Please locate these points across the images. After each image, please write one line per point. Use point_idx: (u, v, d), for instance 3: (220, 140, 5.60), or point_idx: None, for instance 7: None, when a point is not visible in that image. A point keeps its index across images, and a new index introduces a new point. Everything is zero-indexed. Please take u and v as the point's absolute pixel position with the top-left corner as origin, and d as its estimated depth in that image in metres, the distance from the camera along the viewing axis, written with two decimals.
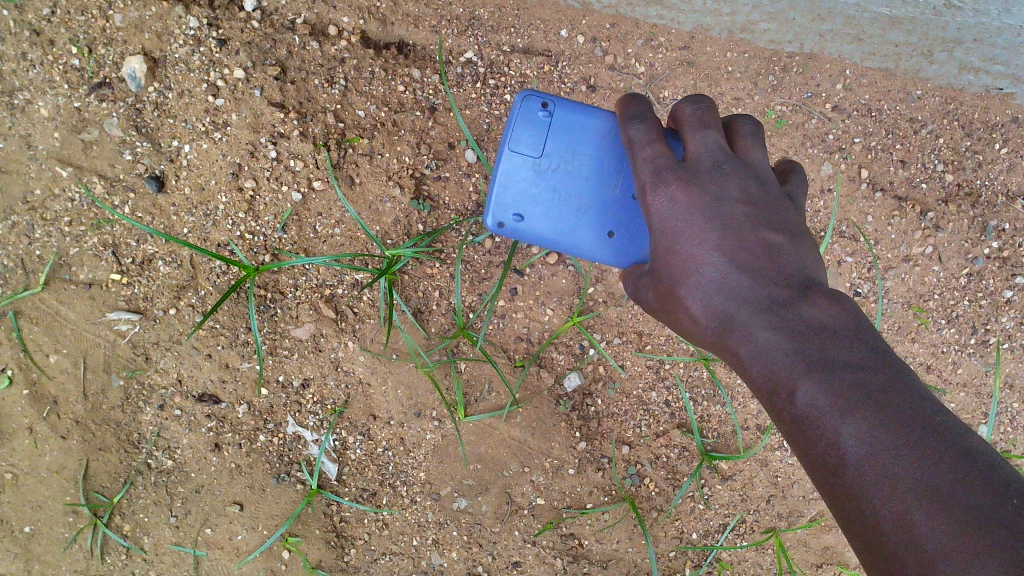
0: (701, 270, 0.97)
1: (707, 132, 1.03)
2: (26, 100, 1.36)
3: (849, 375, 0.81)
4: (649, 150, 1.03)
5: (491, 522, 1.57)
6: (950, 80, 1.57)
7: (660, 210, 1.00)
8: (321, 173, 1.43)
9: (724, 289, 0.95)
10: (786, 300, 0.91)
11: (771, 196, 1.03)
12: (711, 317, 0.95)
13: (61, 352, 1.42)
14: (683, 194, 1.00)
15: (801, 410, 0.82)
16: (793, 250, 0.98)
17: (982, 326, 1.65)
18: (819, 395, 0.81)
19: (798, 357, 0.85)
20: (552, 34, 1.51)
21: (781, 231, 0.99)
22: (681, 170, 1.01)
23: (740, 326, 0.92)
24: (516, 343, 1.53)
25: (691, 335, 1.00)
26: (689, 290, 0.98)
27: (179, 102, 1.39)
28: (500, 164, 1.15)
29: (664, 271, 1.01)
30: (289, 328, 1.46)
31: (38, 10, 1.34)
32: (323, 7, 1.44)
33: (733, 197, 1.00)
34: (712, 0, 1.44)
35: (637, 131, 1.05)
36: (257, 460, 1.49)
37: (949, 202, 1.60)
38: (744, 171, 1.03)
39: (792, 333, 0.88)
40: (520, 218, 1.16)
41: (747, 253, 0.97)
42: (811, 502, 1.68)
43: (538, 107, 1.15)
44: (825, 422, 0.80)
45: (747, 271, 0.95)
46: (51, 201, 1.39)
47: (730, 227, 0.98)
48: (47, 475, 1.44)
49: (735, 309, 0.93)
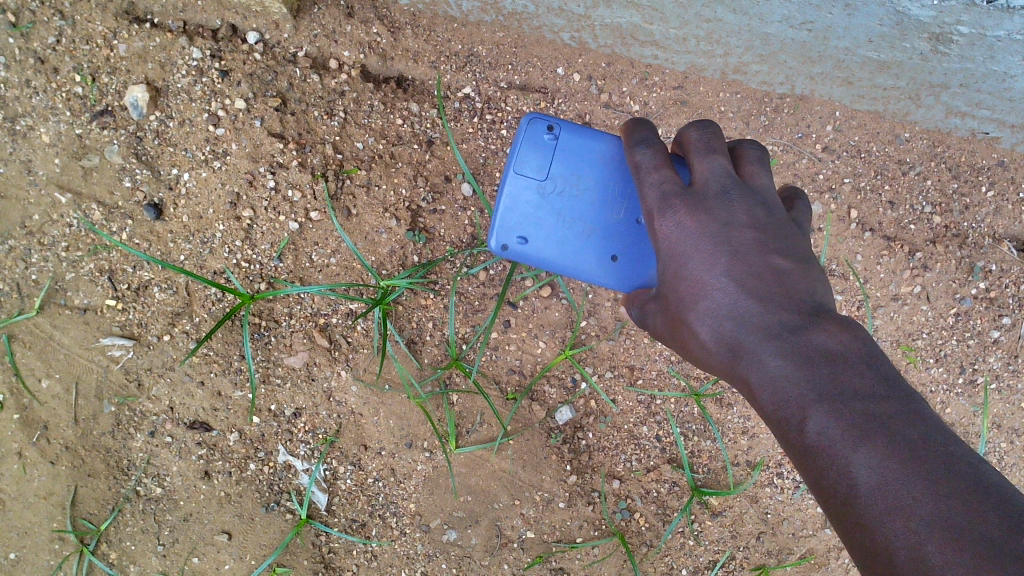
0: (710, 295, 0.98)
1: (713, 158, 1.05)
2: (27, 126, 1.38)
3: (859, 405, 0.82)
4: (656, 175, 1.05)
5: (480, 555, 1.56)
6: (937, 124, 1.58)
7: (668, 234, 1.02)
8: (318, 204, 1.44)
9: (734, 315, 0.96)
10: (795, 326, 0.93)
11: (779, 221, 1.04)
12: (721, 342, 0.97)
13: (53, 378, 1.42)
14: (691, 219, 1.02)
15: (810, 439, 0.83)
16: (803, 276, 0.99)
17: (969, 366, 1.67)
18: (830, 424, 0.82)
19: (808, 384, 0.86)
20: (550, 71, 1.55)
21: (790, 256, 1.01)
22: (687, 196, 1.03)
23: (750, 352, 0.94)
24: (508, 375, 1.54)
25: (700, 360, 1.02)
26: (699, 315, 0.99)
27: (180, 131, 1.41)
28: (505, 186, 1.17)
29: (673, 296, 1.03)
30: (282, 356, 1.46)
31: (43, 38, 1.37)
32: (325, 41, 1.47)
33: (741, 222, 1.01)
34: (705, 43, 1.45)
35: (643, 156, 1.07)
36: (247, 489, 1.49)
37: (937, 242, 1.62)
38: (752, 196, 1.04)
39: (802, 360, 0.89)
40: (524, 241, 1.17)
41: (755, 278, 0.98)
42: (801, 539, 1.68)
43: (544, 131, 1.17)
44: (836, 451, 0.80)
45: (756, 297, 0.96)
46: (49, 226, 1.40)
47: (738, 252, 0.99)
48: (35, 501, 1.43)
49: (745, 335, 0.95)
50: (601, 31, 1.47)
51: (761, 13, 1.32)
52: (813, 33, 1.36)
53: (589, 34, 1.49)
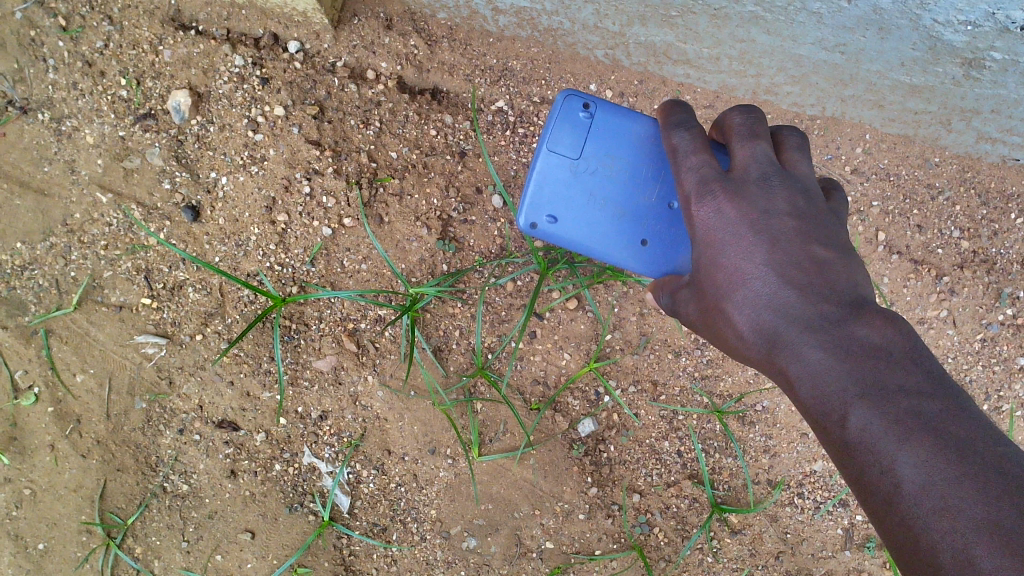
0: (749, 283, 0.98)
1: (755, 144, 1.05)
2: (73, 127, 1.43)
3: (906, 403, 0.82)
4: (694, 158, 1.05)
5: (500, 564, 1.58)
6: (968, 149, 1.58)
7: (707, 221, 1.02)
8: (351, 211, 1.47)
9: (772, 305, 0.96)
10: (837, 318, 0.92)
11: (818, 211, 1.04)
12: (759, 332, 0.96)
13: (87, 373, 1.46)
14: (730, 206, 1.02)
15: (852, 434, 0.83)
16: (844, 267, 0.99)
17: (994, 392, 1.69)
18: (874, 420, 0.82)
19: (851, 379, 0.86)
20: (582, 87, 1.57)
21: (830, 247, 1.01)
22: (727, 182, 1.03)
23: (789, 344, 0.93)
24: (532, 386, 1.55)
25: (735, 349, 1.01)
26: (736, 303, 0.99)
27: (220, 136, 1.45)
28: (537, 162, 1.19)
29: (708, 284, 1.03)
30: (311, 359, 1.48)
31: (92, 43, 1.42)
32: (363, 52, 1.50)
33: (782, 212, 1.01)
34: (737, 63, 1.47)
35: (680, 139, 1.07)
36: (271, 489, 1.51)
37: (964, 267, 1.64)
38: (791, 185, 1.04)
39: (845, 353, 0.88)
40: (553, 219, 1.19)
41: (796, 268, 0.98)
42: (821, 560, 1.68)
43: (579, 108, 1.19)
44: (880, 449, 0.80)
45: (797, 287, 0.96)
46: (89, 225, 1.44)
47: (778, 241, 0.99)
48: (66, 493, 1.47)
49: (784, 324, 0.94)
50: (634, 49, 1.49)
51: (794, 34, 1.33)
52: (845, 56, 1.37)
53: (623, 51, 1.50)
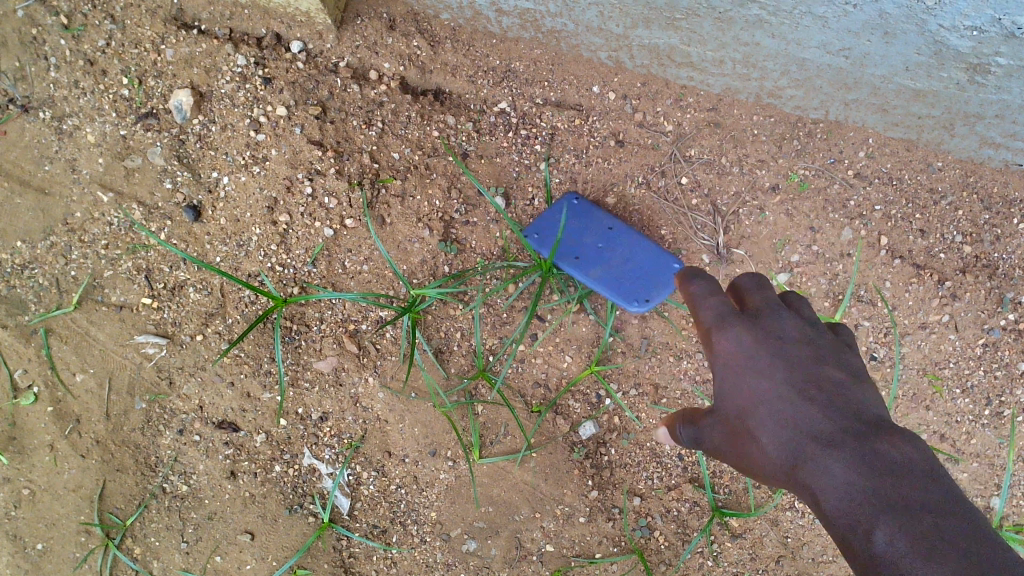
0: (770, 404, 0.96)
1: (767, 292, 1.06)
2: (74, 126, 1.42)
3: (930, 520, 0.78)
4: (710, 299, 1.08)
5: (500, 567, 1.57)
6: (969, 154, 1.59)
7: (725, 352, 1.02)
8: (353, 212, 1.46)
9: (796, 425, 0.94)
10: (860, 433, 0.90)
11: (832, 341, 1.04)
12: (783, 453, 0.93)
13: (87, 372, 1.46)
14: (748, 334, 1.01)
15: (876, 550, 0.79)
16: (858, 387, 0.98)
17: (996, 398, 1.69)
18: (900, 536, 0.78)
19: (877, 497, 0.83)
20: (584, 89, 1.57)
21: (845, 369, 1.00)
22: (744, 317, 1.04)
23: (815, 460, 0.90)
24: (533, 389, 1.55)
25: (759, 474, 0.97)
26: (760, 426, 0.96)
27: (222, 135, 1.44)
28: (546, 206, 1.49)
29: (729, 408, 1.00)
30: (312, 361, 1.48)
31: (94, 42, 1.42)
32: (366, 52, 1.50)
33: (796, 338, 1.01)
34: (741, 66, 1.46)
35: (698, 288, 1.11)
36: (270, 490, 1.50)
37: (967, 271, 1.62)
38: (804, 319, 1.04)
39: (870, 469, 0.85)
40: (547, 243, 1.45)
41: (815, 387, 0.96)
42: (821, 565, 1.68)
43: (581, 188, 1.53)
44: (901, 565, 0.76)
45: (816, 404, 0.94)
46: (90, 224, 1.43)
47: (795, 364, 0.98)
48: (64, 493, 1.47)
49: (808, 442, 0.92)
50: (638, 51, 1.49)
51: (799, 38, 1.33)
52: (850, 60, 1.36)
53: (626, 54, 1.50)
